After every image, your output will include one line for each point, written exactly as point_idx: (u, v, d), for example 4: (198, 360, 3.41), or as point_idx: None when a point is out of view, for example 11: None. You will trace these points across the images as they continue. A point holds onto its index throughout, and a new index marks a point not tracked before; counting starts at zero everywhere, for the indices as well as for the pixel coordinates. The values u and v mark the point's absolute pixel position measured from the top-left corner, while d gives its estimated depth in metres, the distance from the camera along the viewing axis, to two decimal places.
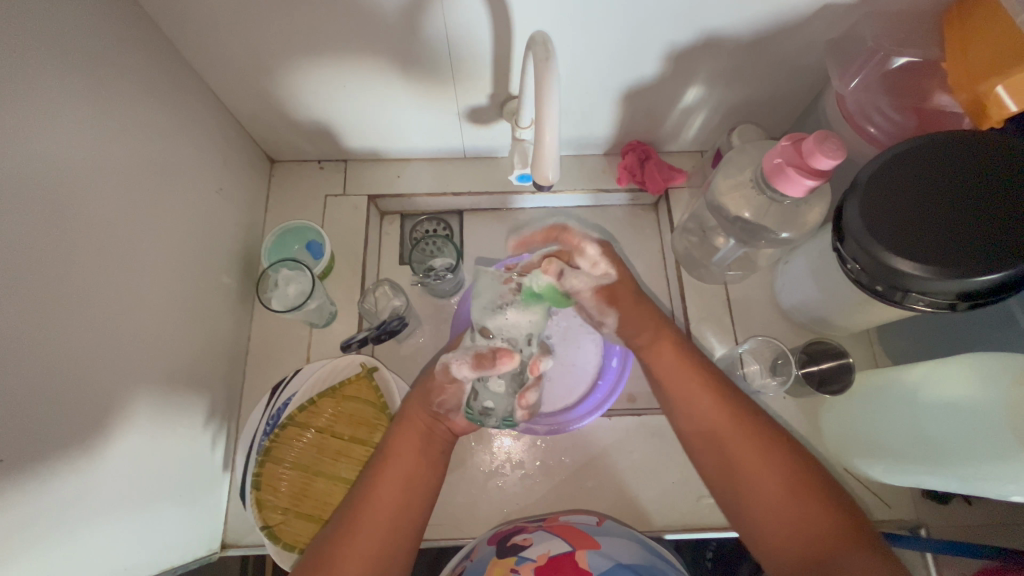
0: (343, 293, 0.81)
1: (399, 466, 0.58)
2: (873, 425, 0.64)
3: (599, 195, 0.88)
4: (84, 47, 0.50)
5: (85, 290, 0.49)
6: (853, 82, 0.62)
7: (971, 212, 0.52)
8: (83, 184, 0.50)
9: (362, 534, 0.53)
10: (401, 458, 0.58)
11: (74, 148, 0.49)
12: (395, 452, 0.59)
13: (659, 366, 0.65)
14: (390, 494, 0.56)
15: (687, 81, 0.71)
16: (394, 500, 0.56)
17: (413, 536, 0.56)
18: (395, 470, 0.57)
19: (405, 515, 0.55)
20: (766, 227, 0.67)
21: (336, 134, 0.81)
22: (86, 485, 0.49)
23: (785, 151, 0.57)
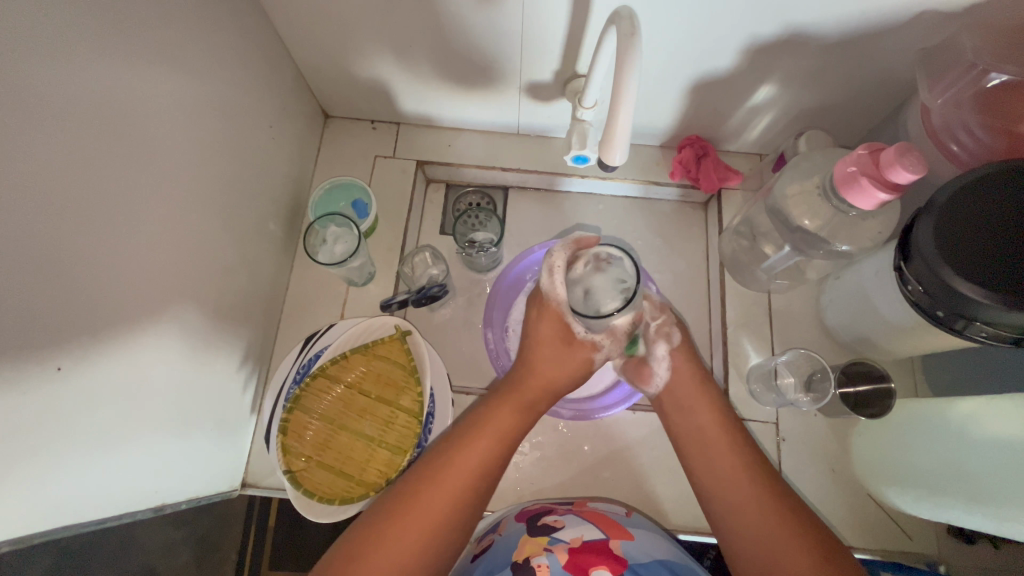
0: (382, 254, 0.82)
1: (468, 468, 0.57)
2: (909, 453, 0.62)
3: (649, 186, 0.86)
4: None
5: (143, 215, 0.50)
6: (941, 98, 0.58)
7: None
8: (148, 110, 0.50)
9: (422, 504, 0.54)
10: (473, 450, 0.58)
11: (144, 76, 0.49)
12: (465, 454, 0.58)
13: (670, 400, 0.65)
14: (451, 494, 0.55)
15: (759, 78, 0.68)
16: (458, 494, 0.55)
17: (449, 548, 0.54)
18: (453, 478, 0.56)
19: (467, 496, 0.56)
20: (823, 239, 0.64)
21: (393, 95, 0.81)
22: (122, 406, 0.51)
23: (861, 160, 0.54)
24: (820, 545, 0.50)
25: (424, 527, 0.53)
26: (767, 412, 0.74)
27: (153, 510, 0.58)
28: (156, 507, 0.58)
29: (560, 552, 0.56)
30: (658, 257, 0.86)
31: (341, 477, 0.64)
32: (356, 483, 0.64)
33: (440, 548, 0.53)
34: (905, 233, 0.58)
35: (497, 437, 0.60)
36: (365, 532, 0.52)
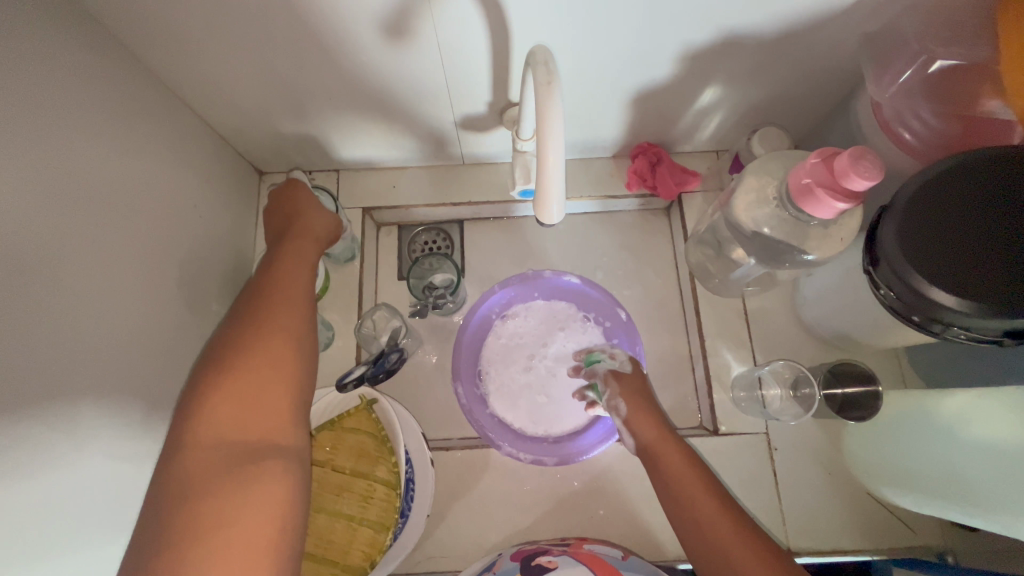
0: (339, 314, 0.77)
1: (269, 349, 0.51)
2: (901, 453, 0.61)
3: (606, 201, 0.82)
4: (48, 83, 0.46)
5: (67, 344, 0.46)
6: (889, 89, 0.55)
7: None
8: (58, 227, 0.46)
9: (228, 408, 0.46)
10: (265, 358, 0.50)
11: (45, 191, 0.45)
12: (265, 331, 0.52)
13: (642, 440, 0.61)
14: (256, 379, 0.49)
15: (704, 81, 0.64)
16: (266, 402, 0.48)
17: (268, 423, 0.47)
18: (219, 372, 0.48)
19: (281, 413, 0.49)
20: (787, 248, 0.60)
21: (325, 145, 0.76)
22: (63, 547, 0.45)
23: (814, 170, 0.51)
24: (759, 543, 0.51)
25: (259, 409, 0.48)
26: (757, 423, 0.72)
27: None
28: None
29: None
30: (626, 273, 0.83)
31: (324, 563, 0.61)
32: (340, 568, 0.61)
33: (266, 429, 0.47)
34: (869, 236, 0.55)
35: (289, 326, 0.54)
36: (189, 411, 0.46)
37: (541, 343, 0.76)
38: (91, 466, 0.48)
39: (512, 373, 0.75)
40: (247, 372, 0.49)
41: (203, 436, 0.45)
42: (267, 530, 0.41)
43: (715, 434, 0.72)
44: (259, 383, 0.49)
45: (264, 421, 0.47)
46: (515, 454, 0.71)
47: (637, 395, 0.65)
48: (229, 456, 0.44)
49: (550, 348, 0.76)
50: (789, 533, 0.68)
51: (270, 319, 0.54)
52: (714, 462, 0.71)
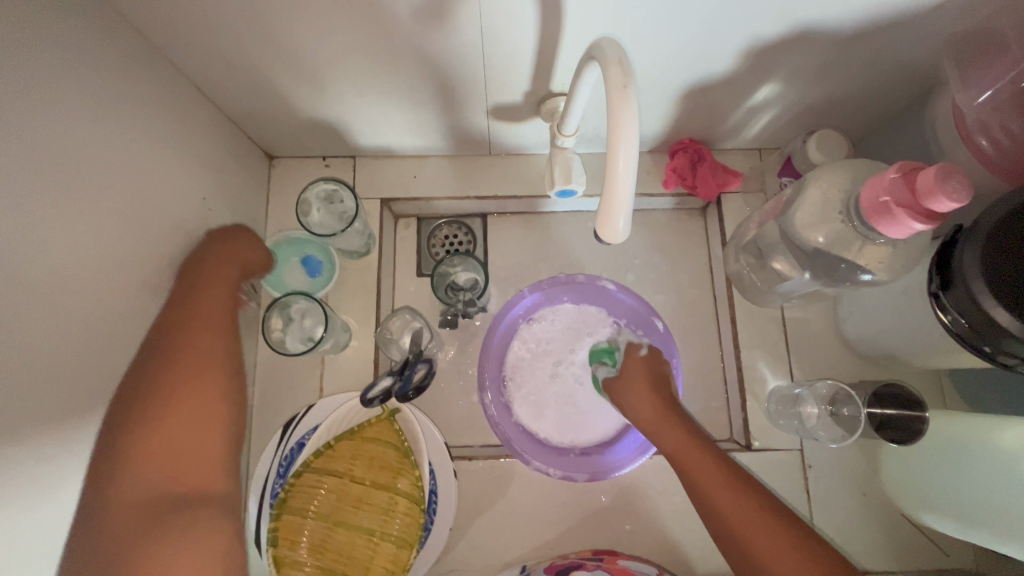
0: (356, 313, 0.73)
1: (170, 404, 0.49)
2: (946, 481, 0.58)
3: (640, 199, 0.78)
4: (44, 61, 0.40)
5: None
6: (981, 96, 0.50)
7: None
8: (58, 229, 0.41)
9: (144, 457, 0.46)
10: (185, 406, 0.50)
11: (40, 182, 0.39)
12: (186, 375, 0.51)
13: (646, 423, 0.59)
14: (185, 433, 0.49)
15: (764, 77, 0.59)
16: (199, 461, 0.49)
17: (181, 470, 0.48)
18: (157, 423, 0.48)
19: (193, 465, 0.49)
20: (847, 264, 0.55)
21: (342, 130, 0.70)
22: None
23: (895, 187, 0.47)
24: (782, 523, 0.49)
25: (190, 462, 0.48)
26: (791, 440, 0.69)
27: None
28: None
29: None
30: (658, 276, 0.79)
31: None
32: None
33: (201, 474, 0.49)
34: (942, 255, 0.52)
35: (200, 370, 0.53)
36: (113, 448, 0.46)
37: (568, 350, 0.73)
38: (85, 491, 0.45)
39: (538, 380, 0.72)
40: (163, 422, 0.48)
41: (129, 487, 0.45)
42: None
43: (747, 450, 0.69)
44: (189, 435, 0.49)
45: (196, 474, 0.48)
46: (544, 469, 0.68)
47: (642, 373, 0.63)
48: (154, 506, 0.45)
49: (578, 355, 0.72)
50: None
51: (191, 352, 0.53)
52: None
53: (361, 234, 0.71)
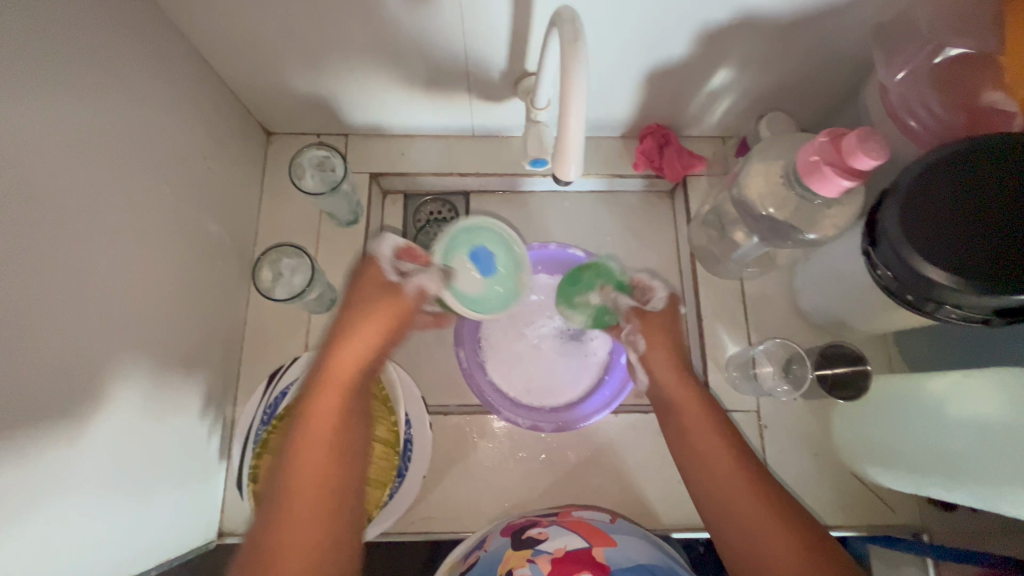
0: (342, 276, 0.77)
1: (329, 419, 0.55)
2: (887, 431, 0.62)
3: (613, 180, 0.83)
4: (67, 16, 0.46)
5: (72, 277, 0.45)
6: (899, 73, 0.57)
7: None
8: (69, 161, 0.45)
9: (295, 509, 0.50)
10: (314, 446, 0.53)
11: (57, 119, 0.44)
12: (319, 414, 0.54)
13: (671, 402, 0.63)
14: (302, 490, 0.51)
15: (717, 63, 0.66)
16: (325, 504, 0.51)
17: (352, 486, 0.54)
18: (314, 442, 0.53)
19: (325, 506, 0.51)
20: (792, 228, 0.61)
21: (336, 107, 0.76)
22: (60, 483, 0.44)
23: (823, 148, 0.53)
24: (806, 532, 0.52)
25: (297, 510, 0.50)
26: (748, 401, 0.74)
27: None
28: None
29: (544, 562, 0.55)
30: (629, 252, 0.84)
31: None
32: None
33: (314, 532, 0.50)
34: (870, 217, 0.56)
35: (336, 393, 0.56)
36: (279, 460, 0.53)
37: (544, 314, 0.77)
38: (253, 528, 0.50)
39: (512, 341, 0.76)
40: (301, 471, 0.51)
41: (283, 540, 0.48)
42: None
43: None
44: (302, 475, 0.51)
45: (307, 531, 0.49)
46: (512, 419, 0.72)
47: (656, 325, 0.68)
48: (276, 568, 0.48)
49: (551, 318, 0.77)
50: None
51: (319, 410, 0.55)
52: None
53: (349, 201, 0.76)
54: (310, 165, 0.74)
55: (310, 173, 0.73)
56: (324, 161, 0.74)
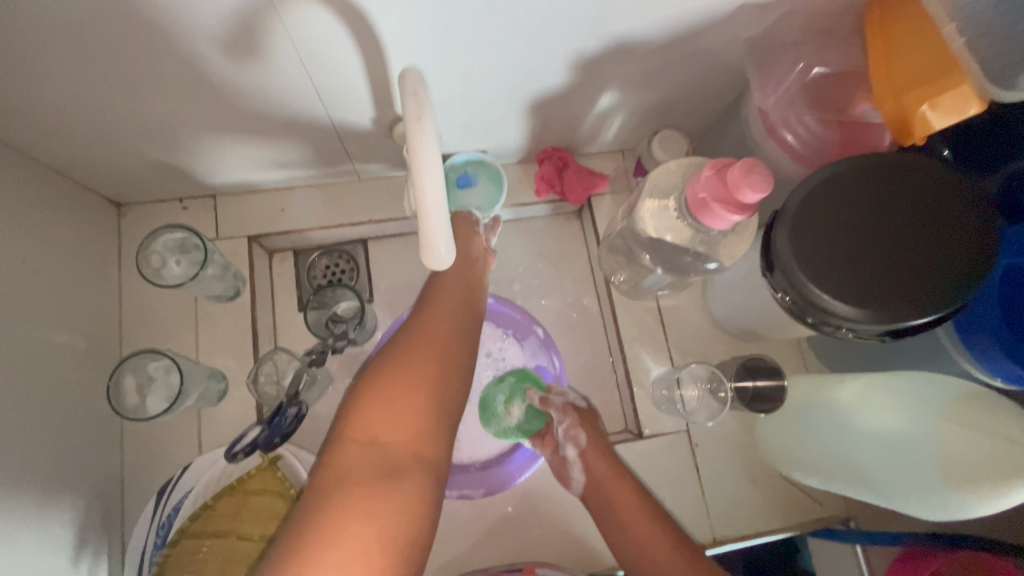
0: (231, 359, 0.69)
1: (431, 355, 0.53)
2: (805, 441, 0.63)
3: (517, 208, 0.79)
4: None
5: None
6: (773, 96, 0.55)
7: (957, 244, 0.47)
8: None
9: (384, 413, 0.49)
10: (428, 341, 0.54)
11: None
12: (437, 300, 0.59)
13: (597, 475, 0.64)
14: (407, 400, 0.50)
15: (599, 87, 0.62)
16: (417, 415, 0.50)
17: (455, 399, 0.54)
18: (434, 336, 0.55)
19: (434, 420, 0.51)
20: (693, 255, 0.60)
21: (194, 171, 0.67)
22: None
23: (708, 183, 0.51)
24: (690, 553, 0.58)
25: (403, 417, 0.50)
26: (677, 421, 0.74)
27: None
28: None
29: None
30: (544, 281, 0.81)
31: None
32: None
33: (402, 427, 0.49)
34: (763, 240, 0.55)
35: (450, 309, 0.58)
36: (390, 351, 0.54)
37: None
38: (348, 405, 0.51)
39: None
40: (416, 359, 0.52)
41: (366, 423, 0.49)
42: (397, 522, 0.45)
43: (640, 438, 0.73)
44: (410, 389, 0.51)
45: (400, 430, 0.49)
46: None
47: (586, 426, 0.68)
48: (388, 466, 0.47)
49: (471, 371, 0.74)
50: (713, 523, 0.71)
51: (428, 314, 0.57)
52: (641, 466, 0.72)
53: (223, 278, 0.69)
54: (167, 253, 0.64)
55: (171, 261, 0.64)
56: (183, 243, 0.64)
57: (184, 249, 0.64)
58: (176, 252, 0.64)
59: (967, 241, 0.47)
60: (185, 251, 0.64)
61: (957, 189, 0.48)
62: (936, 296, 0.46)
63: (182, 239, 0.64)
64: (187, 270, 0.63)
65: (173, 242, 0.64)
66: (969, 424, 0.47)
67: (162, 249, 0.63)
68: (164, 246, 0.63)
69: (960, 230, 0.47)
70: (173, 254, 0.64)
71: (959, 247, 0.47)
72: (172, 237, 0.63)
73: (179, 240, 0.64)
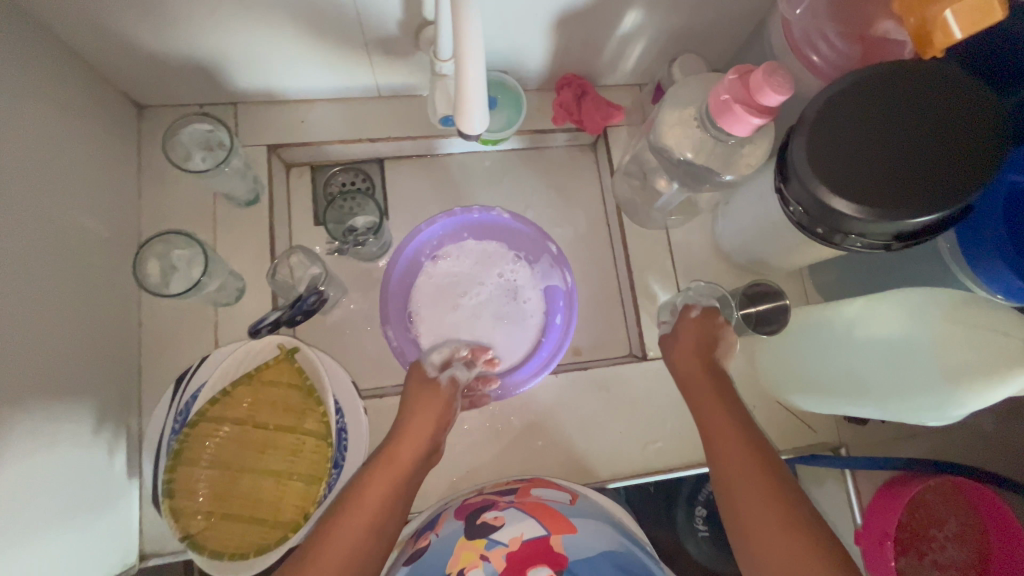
0: (249, 264, 0.70)
1: (420, 425, 0.60)
2: (807, 361, 0.65)
3: (534, 136, 0.80)
4: None
5: None
6: (799, 8, 0.56)
7: (965, 146, 0.49)
8: None
9: (370, 486, 0.54)
10: (423, 414, 0.61)
11: None
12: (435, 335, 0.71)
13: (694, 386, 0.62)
14: (392, 470, 0.56)
15: (625, 3, 0.63)
16: (389, 493, 0.55)
17: (415, 484, 0.58)
18: (391, 471, 0.56)
19: (406, 488, 0.56)
20: (710, 170, 0.61)
21: (216, 73, 0.67)
22: None
23: (732, 86, 0.52)
24: (789, 501, 0.49)
25: (379, 491, 0.55)
26: None
27: None
28: None
29: (497, 558, 0.49)
30: (557, 210, 0.83)
31: (253, 524, 0.57)
32: (270, 526, 0.57)
33: (383, 503, 0.54)
34: (779, 154, 0.57)
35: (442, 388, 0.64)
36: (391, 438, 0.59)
37: (475, 283, 0.75)
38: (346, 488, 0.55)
39: (442, 313, 0.74)
40: (408, 434, 0.59)
41: (356, 499, 0.53)
42: (362, 532, 0.52)
43: (643, 359, 0.75)
44: (391, 473, 0.56)
45: (374, 497, 0.54)
46: None
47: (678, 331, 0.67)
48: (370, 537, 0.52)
49: (482, 286, 0.75)
50: None
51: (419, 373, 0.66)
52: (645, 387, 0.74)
53: (244, 178, 0.69)
54: (194, 144, 0.66)
55: (197, 152, 0.65)
56: (211, 139, 0.66)
57: (212, 143, 0.66)
58: (203, 146, 0.66)
59: (975, 143, 0.49)
60: (212, 146, 0.66)
61: (964, 93, 0.49)
62: (947, 199, 0.48)
63: (211, 134, 0.66)
64: (210, 162, 0.65)
65: (202, 135, 0.66)
66: (964, 321, 0.49)
67: (190, 141, 0.65)
68: (192, 138, 0.65)
69: (969, 132, 0.49)
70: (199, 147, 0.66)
71: (968, 149, 0.49)
72: (201, 129, 0.65)
73: (208, 133, 0.65)
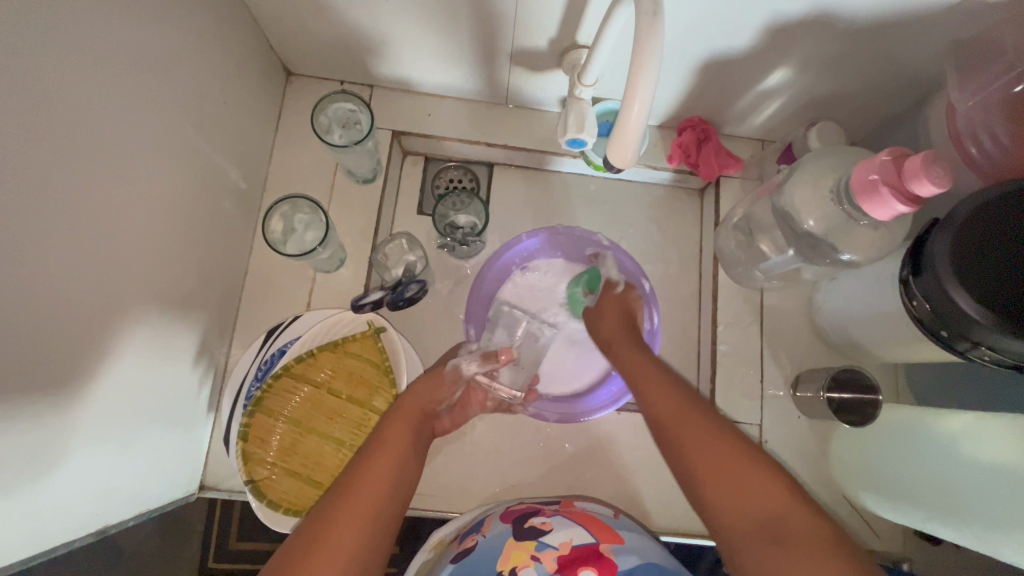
0: (352, 238, 0.73)
1: (396, 428, 0.57)
2: (891, 463, 0.62)
3: (645, 170, 0.80)
4: None
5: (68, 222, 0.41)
6: (968, 98, 0.52)
7: None
8: (78, 91, 0.41)
9: (374, 469, 0.51)
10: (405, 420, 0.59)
11: (69, 46, 0.39)
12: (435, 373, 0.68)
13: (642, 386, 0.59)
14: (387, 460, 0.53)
15: (777, 60, 0.61)
16: (389, 478, 0.52)
17: (408, 484, 0.54)
18: (388, 454, 0.53)
19: (399, 480, 0.53)
20: (830, 246, 0.59)
21: (365, 56, 0.70)
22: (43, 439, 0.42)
23: (884, 168, 0.50)
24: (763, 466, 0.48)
25: (374, 471, 0.51)
26: (751, 414, 0.74)
27: (97, 534, 0.51)
28: (100, 530, 0.52)
29: (549, 561, 0.51)
30: (651, 248, 0.82)
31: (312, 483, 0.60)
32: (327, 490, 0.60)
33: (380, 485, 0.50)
34: (916, 244, 0.54)
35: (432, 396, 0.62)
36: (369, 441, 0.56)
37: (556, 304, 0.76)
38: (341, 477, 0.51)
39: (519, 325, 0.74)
40: (391, 434, 0.56)
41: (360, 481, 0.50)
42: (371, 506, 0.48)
43: None
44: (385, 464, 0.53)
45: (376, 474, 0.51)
46: (515, 406, 0.71)
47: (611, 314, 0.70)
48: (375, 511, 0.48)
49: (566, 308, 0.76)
50: None
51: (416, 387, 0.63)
52: None
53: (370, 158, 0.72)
54: (336, 121, 0.70)
55: (336, 129, 0.70)
56: (352, 118, 0.70)
57: (349, 124, 0.70)
58: (342, 124, 0.70)
59: None
60: (347, 126, 0.70)
61: None
62: None
63: (352, 114, 0.70)
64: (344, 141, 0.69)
65: (344, 113, 0.70)
66: None
67: (331, 118, 0.69)
68: (336, 114, 0.69)
69: None
70: (339, 124, 0.70)
71: None
72: (345, 108, 0.69)
73: (350, 113, 0.70)
